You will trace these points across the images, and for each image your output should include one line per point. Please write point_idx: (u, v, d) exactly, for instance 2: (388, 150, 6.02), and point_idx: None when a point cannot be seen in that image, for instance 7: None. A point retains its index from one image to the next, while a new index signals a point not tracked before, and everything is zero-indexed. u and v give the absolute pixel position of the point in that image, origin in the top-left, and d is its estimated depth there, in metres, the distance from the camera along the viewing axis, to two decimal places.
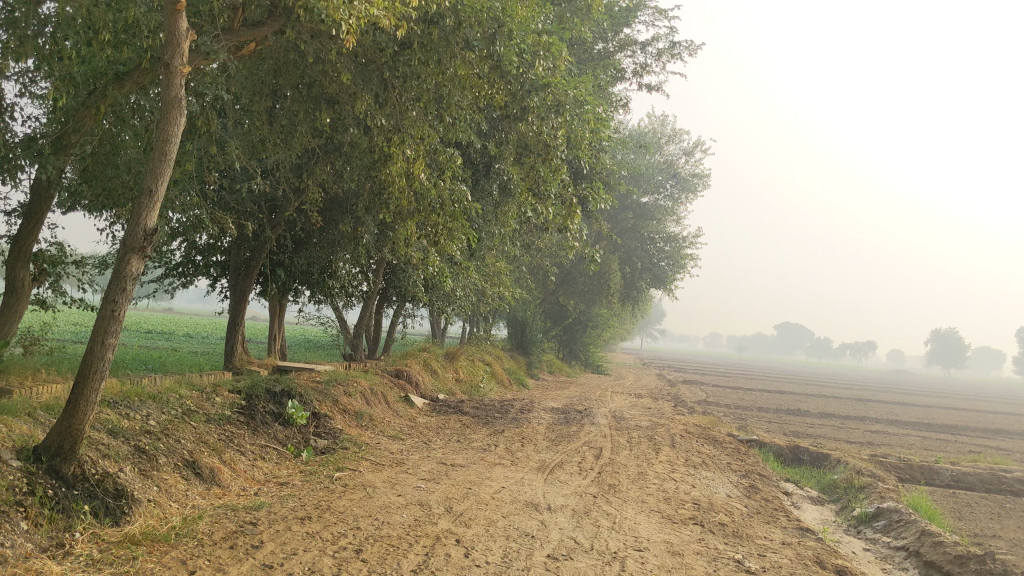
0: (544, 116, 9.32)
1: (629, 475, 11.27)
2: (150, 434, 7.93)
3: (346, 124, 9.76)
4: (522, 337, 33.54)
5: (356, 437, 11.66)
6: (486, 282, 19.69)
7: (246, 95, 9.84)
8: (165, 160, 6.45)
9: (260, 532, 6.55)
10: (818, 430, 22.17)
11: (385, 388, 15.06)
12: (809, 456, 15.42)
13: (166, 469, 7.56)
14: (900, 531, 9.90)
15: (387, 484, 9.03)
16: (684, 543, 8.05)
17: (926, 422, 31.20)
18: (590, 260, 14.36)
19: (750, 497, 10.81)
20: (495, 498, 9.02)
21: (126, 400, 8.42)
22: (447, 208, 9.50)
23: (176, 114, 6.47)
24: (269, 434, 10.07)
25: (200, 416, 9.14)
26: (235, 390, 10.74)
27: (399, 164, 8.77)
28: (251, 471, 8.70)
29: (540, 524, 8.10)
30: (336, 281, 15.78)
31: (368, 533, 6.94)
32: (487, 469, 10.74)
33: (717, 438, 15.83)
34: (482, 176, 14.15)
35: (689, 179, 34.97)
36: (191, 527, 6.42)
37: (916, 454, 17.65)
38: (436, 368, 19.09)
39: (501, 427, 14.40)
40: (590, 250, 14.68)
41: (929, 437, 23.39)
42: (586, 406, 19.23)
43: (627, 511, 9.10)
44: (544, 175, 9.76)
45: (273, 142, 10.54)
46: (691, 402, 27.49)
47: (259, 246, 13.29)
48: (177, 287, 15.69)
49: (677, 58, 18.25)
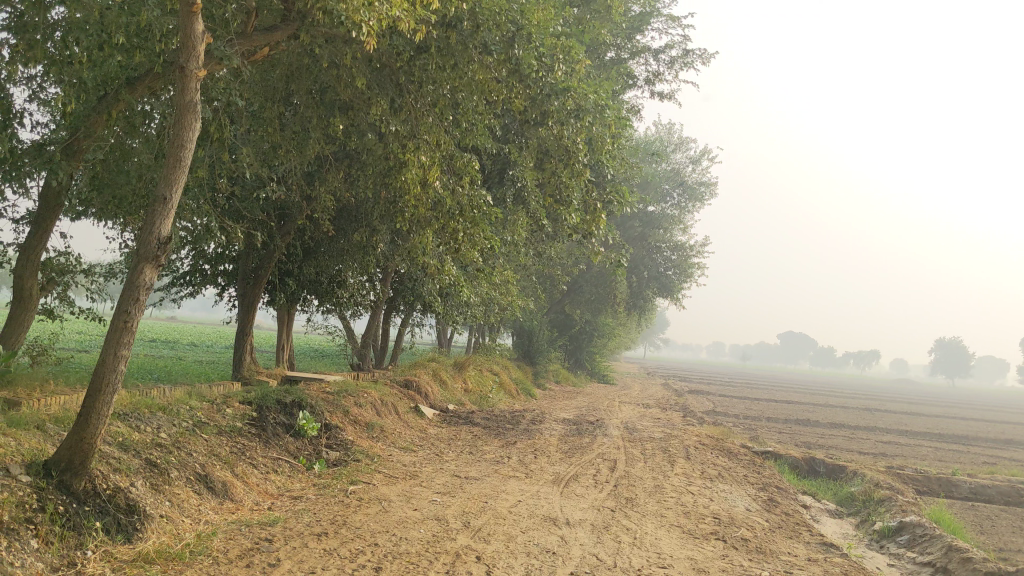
0: (565, 121, 9.16)
1: (646, 488, 11.07)
2: (161, 447, 7.75)
3: (360, 130, 9.60)
4: (529, 347, 33.35)
5: (368, 449, 11.47)
6: (496, 290, 19.51)
7: (258, 101, 9.68)
8: (180, 166, 6.28)
9: (276, 549, 6.36)
10: (830, 441, 21.94)
11: (395, 398, 14.88)
12: (825, 468, 15.21)
13: (178, 483, 7.38)
14: (926, 546, 9.68)
15: (402, 498, 8.84)
16: (709, 559, 7.84)
17: (937, 433, 30.89)
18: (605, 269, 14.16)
19: (771, 511, 10.60)
20: (512, 512, 8.82)
21: (136, 412, 8.25)
22: (466, 214, 9.38)
23: (191, 118, 6.30)
24: (280, 446, 9.89)
25: (211, 428, 8.96)
26: (245, 401, 10.56)
27: (416, 171, 8.60)
28: (264, 484, 8.51)
29: (560, 539, 7.91)
30: (345, 290, 15.61)
31: (387, 549, 6.76)
32: (502, 482, 10.55)
33: (732, 449, 15.61)
34: (496, 184, 13.98)
35: (697, 187, 34.69)
36: (205, 545, 6.22)
37: (933, 466, 17.40)
38: (445, 378, 18.89)
39: (513, 438, 14.21)
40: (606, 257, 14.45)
41: (942, 448, 23.13)
42: (597, 417, 19.01)
43: (648, 526, 8.90)
44: (566, 180, 9.64)
45: (285, 150, 10.37)
46: (700, 412, 27.25)
47: (269, 255, 13.13)
48: (185, 296, 15.54)
49: (690, 64, 17.99)
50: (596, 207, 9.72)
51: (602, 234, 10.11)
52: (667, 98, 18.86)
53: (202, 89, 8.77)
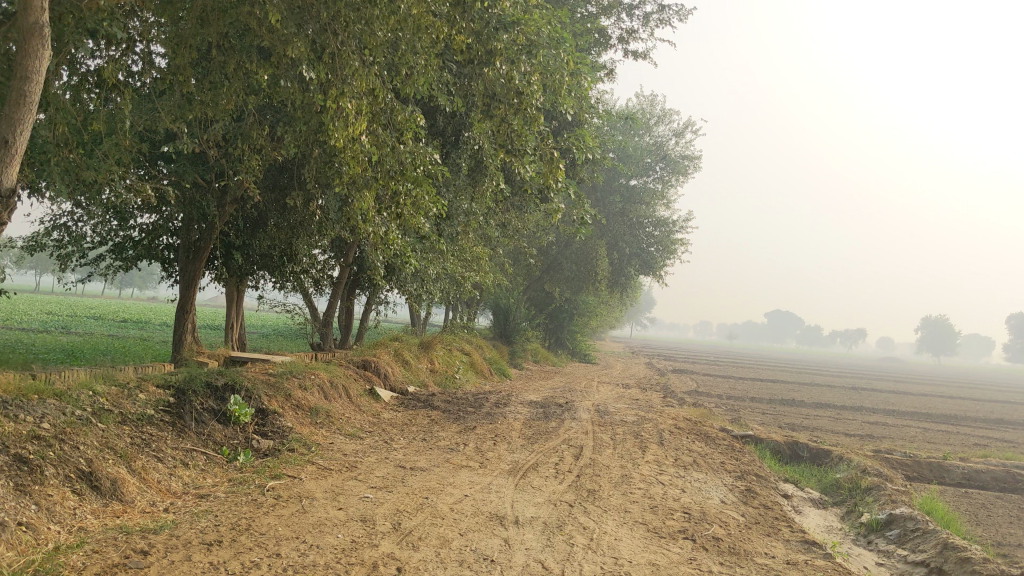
0: (515, 59, 7.96)
1: (611, 478, 10.05)
2: (39, 440, 6.60)
3: (282, 78, 8.43)
4: (506, 326, 32.15)
5: (307, 437, 10.42)
6: (464, 266, 18.44)
7: (169, 46, 8.50)
8: (27, 105, 5.61)
9: (147, 566, 5.30)
10: (815, 422, 20.93)
11: (347, 380, 13.82)
12: (808, 452, 14.28)
13: (52, 483, 6.27)
14: (918, 543, 8.72)
15: (327, 495, 7.79)
16: (673, 565, 6.81)
17: (929, 413, 29.90)
18: (582, 220, 12.19)
19: (748, 504, 9.59)
20: (454, 510, 7.79)
21: (18, 398, 7.10)
22: (407, 174, 8.36)
23: (38, 43, 5.63)
24: (199, 437, 8.81)
25: (111, 416, 7.86)
26: (165, 384, 9.43)
27: (340, 122, 7.48)
28: (166, 482, 7.44)
29: (503, 543, 6.88)
30: (298, 265, 14.45)
31: (288, 562, 5.71)
32: (450, 473, 9.50)
33: (710, 433, 14.66)
34: (453, 146, 13.20)
35: (680, 161, 33.50)
36: (58, 562, 5.15)
37: (922, 449, 16.48)
38: (408, 358, 17.78)
39: (473, 423, 13.20)
40: (582, 209, 12.28)
41: (931, 430, 22.19)
42: (568, 399, 17.95)
43: (608, 524, 7.89)
44: (520, 127, 8.42)
45: (204, 102, 9.17)
46: (682, 393, 26.27)
47: (208, 226, 11.98)
48: (119, 270, 14.31)
49: (667, 22, 16.80)
50: (554, 159, 8.59)
51: (561, 189, 9.00)
52: (642, 60, 17.76)
53: (91, 27, 7.57)
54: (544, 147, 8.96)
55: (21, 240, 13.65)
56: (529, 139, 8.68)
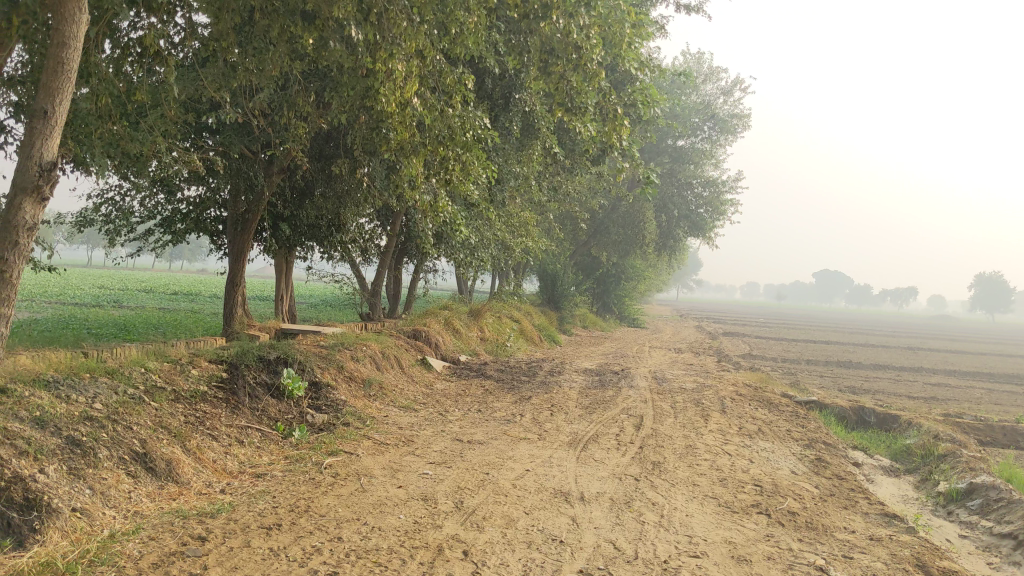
0: (572, 12, 7.51)
1: (675, 449, 9.70)
2: (92, 421, 6.40)
3: (328, 39, 8.09)
4: (554, 292, 31.76)
5: (362, 411, 10.20)
6: (512, 231, 18.09)
7: (210, 11, 8.20)
8: (64, 72, 5.47)
9: (205, 553, 5.08)
10: (876, 385, 20.35)
11: (399, 350, 13.60)
12: (874, 417, 13.78)
13: (106, 465, 6.07)
14: (1004, 514, 8.26)
15: (386, 472, 7.55)
16: (750, 543, 6.46)
17: (991, 373, 29.05)
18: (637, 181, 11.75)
19: (820, 475, 9.19)
20: (517, 486, 7.51)
21: (70, 378, 6.90)
22: (457, 138, 8.00)
23: (75, 9, 5.48)
24: (253, 413, 8.62)
25: (164, 394, 7.67)
26: (218, 359, 9.25)
27: (391, 83, 7.15)
28: (222, 461, 7.26)
29: (570, 523, 6.57)
30: (346, 235, 14.22)
31: (350, 546, 5.46)
32: (509, 447, 9.22)
33: (771, 399, 14.22)
34: (502, 109, 12.81)
35: (729, 120, 32.61)
36: (114, 551, 4.95)
37: (993, 413, 15.87)
38: (459, 327, 17.51)
39: (528, 393, 12.90)
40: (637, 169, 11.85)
41: (995, 391, 21.42)
42: (622, 365, 17.58)
43: (677, 499, 7.56)
44: (578, 84, 8.07)
45: (247, 68, 8.87)
46: (737, 356, 25.76)
47: (255, 198, 11.76)
48: (168, 244, 14.17)
49: None
50: (614, 117, 8.26)
51: (622, 146, 8.62)
52: (693, 14, 17.07)
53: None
54: (604, 103, 8.61)
55: (71, 215, 13.56)
56: (589, 95, 8.40)
